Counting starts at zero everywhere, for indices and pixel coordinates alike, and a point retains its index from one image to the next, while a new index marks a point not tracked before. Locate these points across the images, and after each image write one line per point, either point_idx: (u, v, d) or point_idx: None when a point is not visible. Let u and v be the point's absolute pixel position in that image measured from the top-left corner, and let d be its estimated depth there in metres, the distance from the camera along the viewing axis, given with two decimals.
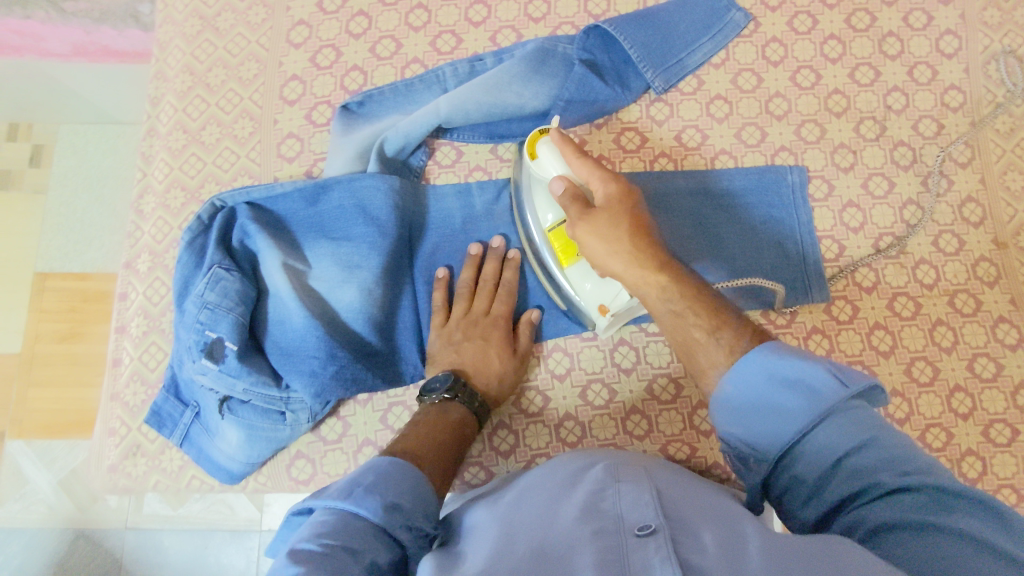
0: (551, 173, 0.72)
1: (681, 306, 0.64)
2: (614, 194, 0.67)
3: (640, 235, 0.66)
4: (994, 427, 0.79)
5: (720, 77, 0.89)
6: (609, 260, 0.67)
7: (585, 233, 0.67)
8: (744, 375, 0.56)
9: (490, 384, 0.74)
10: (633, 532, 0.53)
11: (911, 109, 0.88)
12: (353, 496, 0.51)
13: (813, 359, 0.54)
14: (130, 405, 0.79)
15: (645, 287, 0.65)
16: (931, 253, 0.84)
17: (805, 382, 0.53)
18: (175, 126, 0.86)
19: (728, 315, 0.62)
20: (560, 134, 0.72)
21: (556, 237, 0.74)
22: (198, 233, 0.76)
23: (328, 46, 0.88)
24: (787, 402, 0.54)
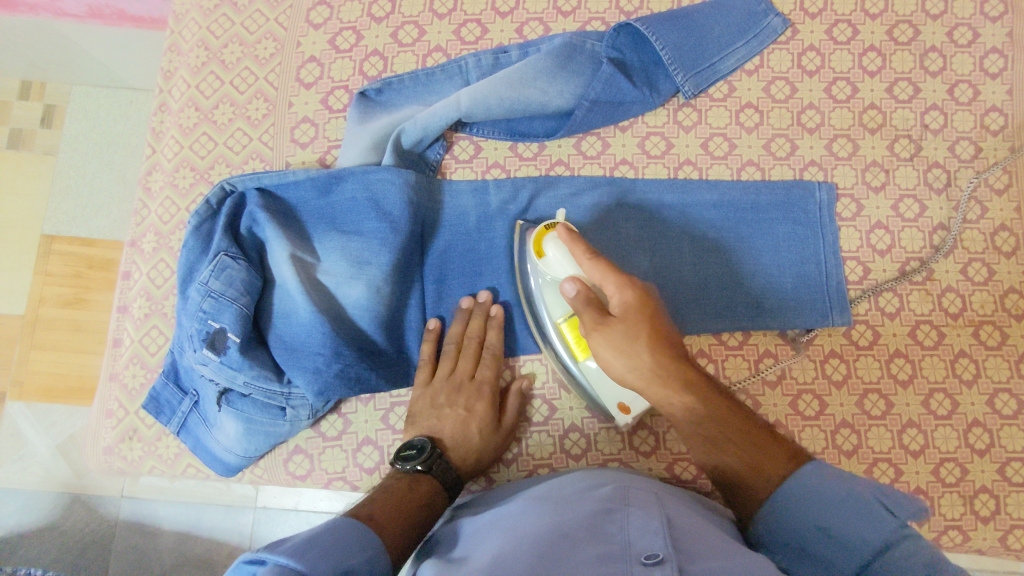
0: (562, 272, 0.69)
1: (718, 429, 0.60)
2: (631, 300, 0.61)
3: (666, 349, 0.59)
4: (1011, 466, 0.77)
5: (752, 84, 0.85)
6: (626, 375, 0.61)
7: (599, 344, 0.61)
8: (792, 504, 0.57)
9: (467, 459, 0.71)
10: (640, 561, 0.52)
11: (948, 129, 0.85)
12: (304, 559, 0.46)
13: (859, 486, 0.57)
14: (128, 387, 0.78)
15: (671, 408, 0.60)
16: (960, 281, 0.81)
17: (851, 508, 0.56)
18: (187, 103, 0.84)
19: (771, 441, 0.60)
20: (570, 233, 0.69)
21: (571, 328, 0.71)
22: (205, 217, 0.74)
23: (348, 29, 0.85)
24: (837, 527, 0.55)
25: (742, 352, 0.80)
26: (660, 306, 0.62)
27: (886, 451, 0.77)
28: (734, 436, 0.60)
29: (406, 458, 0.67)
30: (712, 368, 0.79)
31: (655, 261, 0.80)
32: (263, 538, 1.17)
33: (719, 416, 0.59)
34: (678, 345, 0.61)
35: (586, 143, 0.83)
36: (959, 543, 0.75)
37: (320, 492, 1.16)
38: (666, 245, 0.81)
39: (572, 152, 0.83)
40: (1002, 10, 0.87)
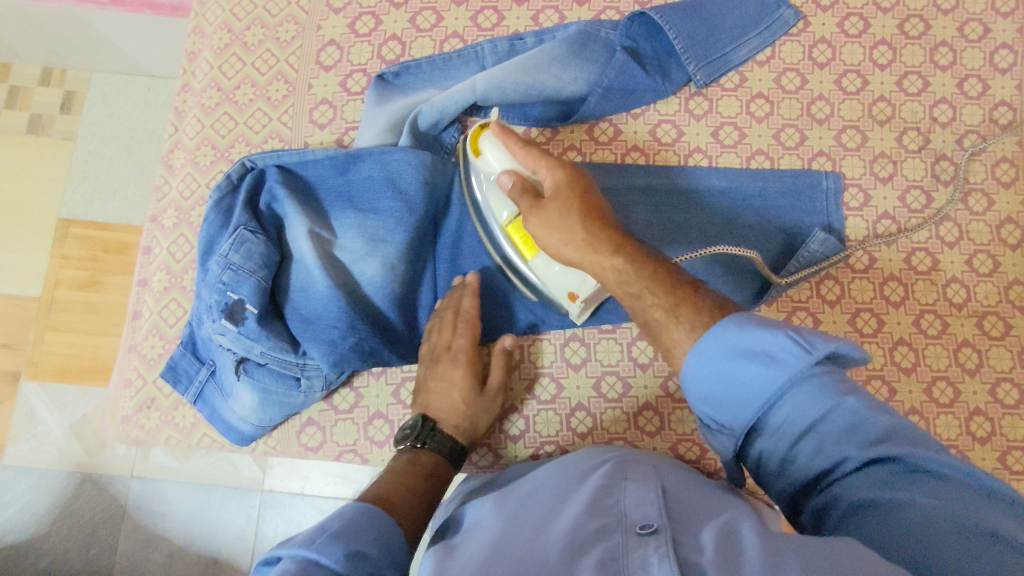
0: (497, 167, 0.72)
1: (639, 288, 0.60)
2: (561, 180, 0.67)
3: (591, 218, 0.65)
4: (1012, 454, 0.78)
5: (764, 75, 0.87)
6: (565, 249, 0.66)
7: (538, 225, 0.67)
8: (708, 354, 0.52)
9: (461, 426, 0.73)
10: (635, 531, 0.52)
11: (957, 123, 0.86)
12: (317, 545, 0.47)
13: (772, 325, 0.50)
14: (147, 357, 0.80)
15: (607, 276, 0.63)
16: (964, 272, 0.82)
17: (762, 351, 0.49)
18: (210, 84, 0.86)
19: (689, 293, 0.58)
20: (500, 127, 0.72)
21: (514, 228, 0.75)
22: (226, 192, 0.76)
23: (368, 14, 0.87)
24: (752, 382, 0.49)
25: None
26: (592, 186, 0.68)
27: None
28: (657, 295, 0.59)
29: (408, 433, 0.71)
30: None
31: (665, 245, 0.82)
32: (270, 520, 1.19)
33: (639, 277, 0.61)
34: (606, 217, 0.66)
35: (598, 129, 0.85)
36: None
37: (325, 476, 1.19)
38: (676, 230, 0.82)
39: (584, 138, 0.85)
40: (1013, 6, 0.88)
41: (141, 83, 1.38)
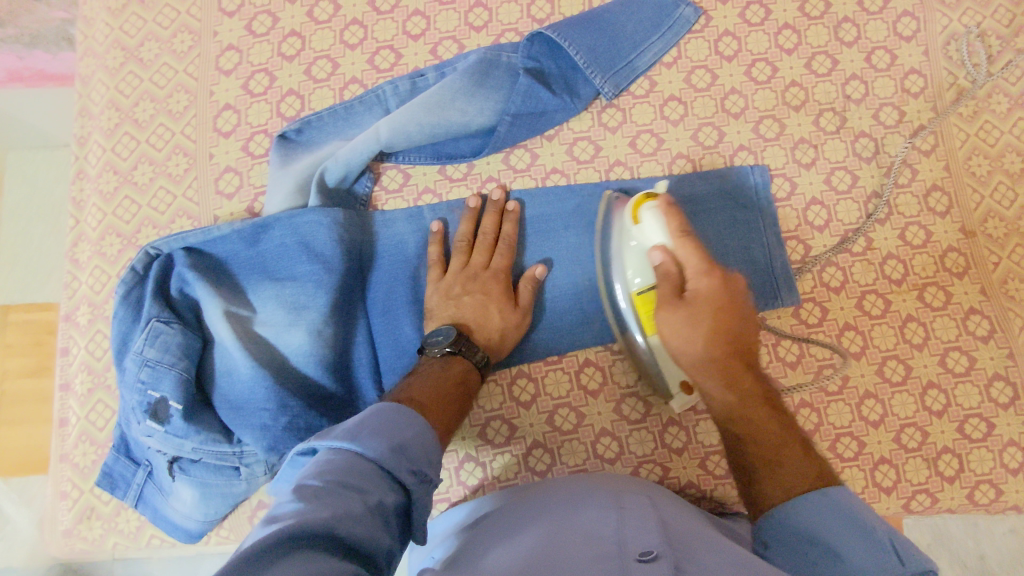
0: (651, 240, 0.69)
1: (744, 429, 0.63)
2: (706, 288, 0.65)
3: (717, 340, 0.65)
4: (969, 423, 0.78)
5: (672, 76, 0.85)
6: (680, 357, 0.66)
7: (664, 320, 0.66)
8: (808, 502, 0.56)
9: (491, 338, 0.73)
10: (636, 557, 0.50)
11: (870, 97, 0.85)
12: (358, 438, 0.52)
13: (877, 521, 0.53)
14: (80, 466, 0.76)
15: (714, 407, 0.65)
16: (899, 247, 0.82)
17: (859, 532, 0.53)
18: (105, 167, 0.82)
19: (799, 450, 0.60)
20: (668, 204, 0.68)
21: (643, 302, 0.71)
22: (133, 284, 0.72)
23: (260, 71, 0.83)
24: (840, 547, 0.52)
25: None
26: (742, 303, 0.67)
27: (847, 425, 0.78)
28: (767, 437, 0.61)
29: (433, 342, 0.70)
30: None
31: None
32: None
33: (749, 413, 0.63)
34: (741, 340, 0.66)
35: (515, 156, 0.83)
36: (927, 505, 0.77)
37: None
38: None
39: (501, 167, 0.82)
40: None
41: (63, 156, 1.28)
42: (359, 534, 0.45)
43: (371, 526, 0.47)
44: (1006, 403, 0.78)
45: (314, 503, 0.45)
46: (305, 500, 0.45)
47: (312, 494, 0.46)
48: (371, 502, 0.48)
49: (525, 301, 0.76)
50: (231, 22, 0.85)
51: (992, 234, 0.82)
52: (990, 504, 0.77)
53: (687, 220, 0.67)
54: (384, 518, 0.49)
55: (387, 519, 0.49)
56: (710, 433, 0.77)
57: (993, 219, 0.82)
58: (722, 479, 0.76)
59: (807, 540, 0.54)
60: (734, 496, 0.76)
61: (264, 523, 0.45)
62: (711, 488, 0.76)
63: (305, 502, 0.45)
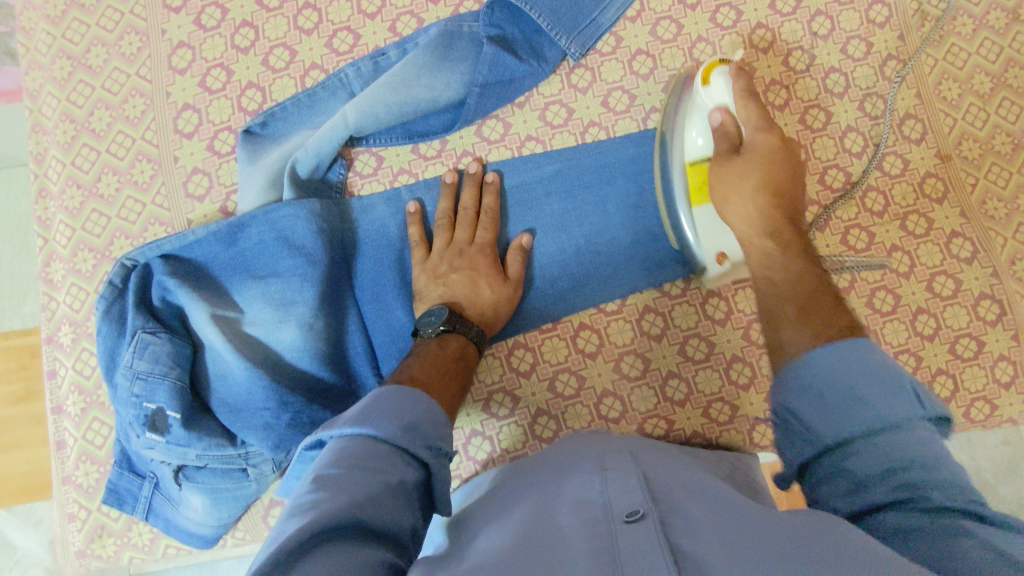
0: (713, 100, 0.70)
1: (783, 273, 0.63)
2: (765, 143, 0.67)
3: (770, 194, 0.66)
4: (960, 342, 0.79)
5: (638, 30, 0.83)
6: (730, 212, 0.68)
7: (720, 174, 0.68)
8: (829, 355, 0.52)
9: (484, 313, 0.73)
10: (623, 519, 0.51)
11: (837, 32, 0.84)
12: (367, 422, 0.51)
13: (896, 367, 0.50)
14: (84, 486, 0.75)
15: (753, 255, 0.66)
16: (878, 178, 0.82)
17: (880, 377, 0.50)
18: (68, 182, 0.79)
19: (829, 302, 0.58)
20: (740, 70, 0.70)
21: (693, 169, 0.72)
22: (113, 298, 0.71)
23: (216, 66, 0.81)
24: (858, 383, 0.50)
25: (687, 298, 0.79)
26: (795, 168, 0.68)
27: None
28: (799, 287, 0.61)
29: (428, 321, 0.70)
30: (661, 321, 0.79)
31: (585, 228, 0.79)
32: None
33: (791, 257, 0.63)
34: (790, 197, 0.67)
35: (487, 127, 0.81)
36: None
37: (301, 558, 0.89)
38: (592, 210, 0.80)
39: (475, 140, 0.81)
40: None
41: (23, 173, 1.24)
42: (382, 519, 0.45)
43: (393, 508, 0.46)
44: (994, 320, 0.79)
45: (331, 489, 0.45)
46: (323, 491, 0.45)
47: (329, 484, 0.46)
48: (392, 481, 0.48)
49: (514, 273, 0.76)
50: (179, 17, 0.81)
51: (967, 157, 0.82)
52: (986, 419, 0.79)
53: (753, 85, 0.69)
54: (406, 497, 0.48)
55: (409, 498, 0.48)
56: (710, 382, 0.78)
57: (967, 141, 0.83)
58: (726, 425, 0.77)
59: (825, 388, 0.51)
60: (740, 441, 0.77)
61: (287, 515, 0.45)
62: (716, 436, 0.77)
63: (322, 490, 0.45)
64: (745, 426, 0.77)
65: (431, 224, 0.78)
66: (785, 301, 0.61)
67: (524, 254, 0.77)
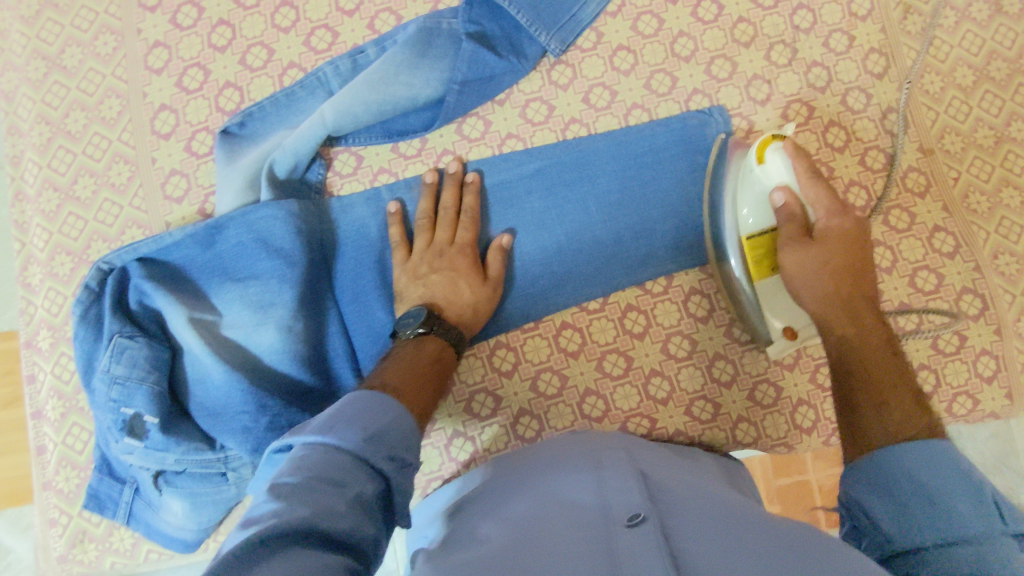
0: (773, 179, 0.69)
1: (859, 360, 0.62)
2: (837, 226, 0.66)
3: (843, 278, 0.66)
4: (942, 337, 0.79)
5: (619, 25, 0.83)
6: (804, 294, 0.67)
7: (790, 258, 0.67)
8: (904, 454, 0.52)
9: (464, 313, 0.72)
10: (622, 522, 0.50)
11: (819, 25, 0.84)
12: (333, 431, 0.51)
13: (979, 478, 0.49)
14: (65, 491, 0.74)
15: (828, 339, 0.65)
16: (860, 174, 0.82)
17: (957, 486, 0.49)
18: (44, 185, 0.78)
19: (910, 395, 0.57)
20: (796, 146, 0.69)
21: (753, 244, 0.71)
22: (90, 302, 0.70)
23: (193, 66, 0.80)
24: (931, 486, 0.49)
25: (668, 296, 0.79)
26: (868, 250, 0.67)
27: None
28: (875, 377, 0.60)
29: (405, 324, 0.69)
30: (644, 318, 0.79)
31: (566, 227, 0.79)
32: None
33: (867, 343, 0.62)
34: (863, 278, 0.66)
35: (467, 125, 0.81)
36: None
37: None
38: (573, 208, 0.79)
39: (455, 138, 0.81)
40: None
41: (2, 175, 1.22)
42: (342, 530, 0.45)
43: (353, 519, 0.46)
44: (976, 315, 0.79)
45: (290, 499, 0.44)
46: (283, 500, 0.45)
47: (290, 492, 0.45)
48: (350, 495, 0.47)
49: (494, 273, 0.75)
50: (154, 17, 0.80)
51: (950, 150, 0.82)
52: (968, 414, 0.79)
53: (814, 164, 0.68)
54: (367, 508, 0.48)
55: (370, 510, 0.48)
56: (693, 379, 0.78)
57: (949, 134, 0.82)
58: (709, 422, 0.77)
59: (900, 484, 0.51)
60: (722, 438, 0.78)
61: (241, 526, 0.44)
62: (698, 433, 0.77)
63: (281, 500, 0.44)
64: (727, 424, 0.77)
65: (411, 225, 0.78)
66: (861, 392, 0.59)
67: (504, 254, 0.76)
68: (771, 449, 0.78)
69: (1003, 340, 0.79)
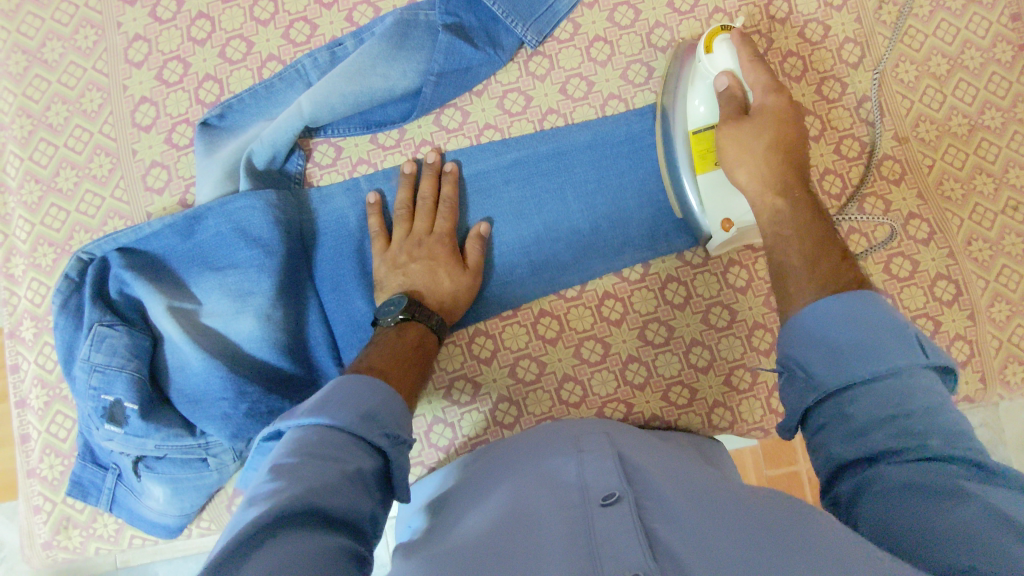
0: (718, 66, 0.71)
1: (793, 227, 0.64)
2: (772, 105, 0.69)
3: (779, 153, 0.68)
4: (917, 323, 0.80)
5: (595, 16, 0.84)
6: (739, 169, 0.68)
7: (728, 133, 0.69)
8: (834, 305, 0.53)
9: (443, 301, 0.73)
10: (599, 502, 0.50)
11: (794, 16, 0.84)
12: (325, 412, 0.51)
13: (903, 321, 0.50)
14: (49, 479, 0.76)
15: (761, 210, 0.68)
16: (835, 161, 0.83)
17: (882, 329, 0.50)
18: (26, 177, 0.80)
19: (834, 257, 0.61)
20: (742, 37, 0.71)
21: (696, 130, 0.72)
22: (70, 292, 0.71)
23: (173, 59, 0.81)
24: (859, 331, 0.50)
25: (646, 283, 0.80)
26: (800, 130, 0.70)
27: None
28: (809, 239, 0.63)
29: (387, 311, 0.70)
30: (621, 306, 0.80)
31: (544, 216, 0.80)
32: None
33: (801, 211, 0.65)
34: (795, 156, 0.69)
35: (446, 116, 0.82)
36: None
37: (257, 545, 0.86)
38: (551, 198, 0.80)
39: (433, 129, 0.81)
40: None
41: None
42: (342, 506, 0.44)
43: (352, 495, 0.45)
44: (949, 300, 0.80)
45: (289, 477, 0.44)
46: (282, 479, 0.44)
47: (291, 470, 0.45)
48: (348, 470, 0.47)
49: (473, 261, 0.76)
50: (134, 10, 0.81)
51: (924, 138, 0.83)
52: None
53: (757, 53, 0.71)
54: (366, 485, 0.48)
55: (369, 487, 0.48)
56: (669, 365, 0.79)
57: (923, 123, 0.83)
58: (685, 408, 0.78)
59: (831, 331, 0.52)
60: (698, 423, 0.78)
61: (242, 508, 0.43)
62: (675, 418, 0.78)
63: (280, 479, 0.44)
64: (704, 408, 0.78)
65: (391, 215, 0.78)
66: (792, 257, 0.63)
67: (482, 243, 0.77)
68: (747, 433, 0.79)
69: (976, 326, 0.80)
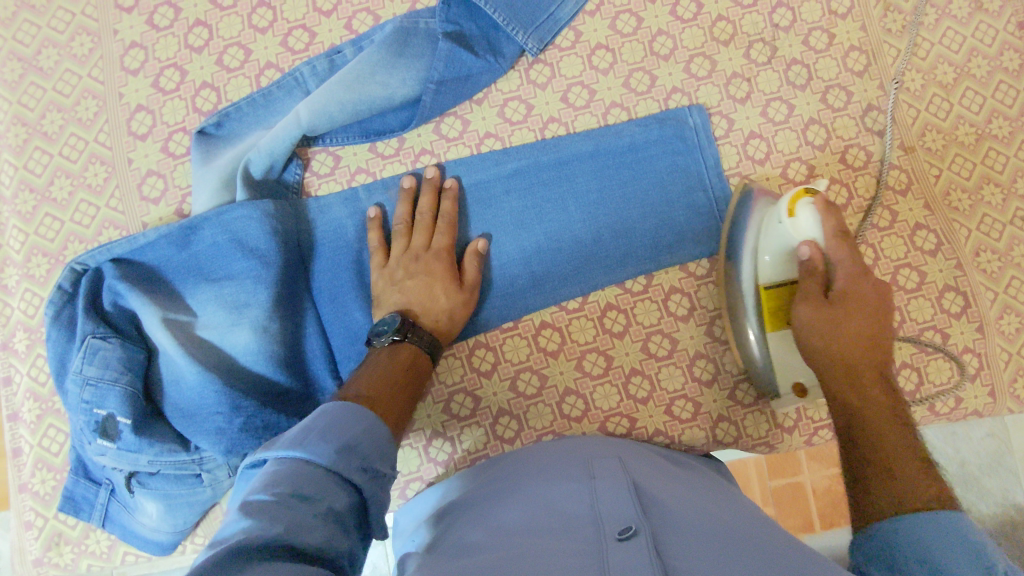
0: (798, 237, 0.67)
1: (869, 435, 0.59)
2: (857, 290, 0.65)
3: (859, 342, 0.64)
4: (925, 336, 0.79)
5: (597, 24, 0.83)
6: (813, 351, 0.66)
7: (805, 314, 0.66)
8: (916, 529, 0.50)
9: (438, 320, 0.72)
10: (614, 536, 0.50)
11: (799, 23, 0.83)
12: (303, 444, 0.49)
13: (989, 551, 0.46)
14: (41, 494, 0.74)
15: (835, 405, 0.64)
16: (841, 171, 0.81)
17: (960, 554, 0.46)
18: (20, 186, 0.78)
19: (917, 471, 0.55)
20: (829, 203, 0.66)
21: (769, 295, 0.70)
22: (63, 303, 0.70)
23: (170, 67, 0.80)
24: (935, 556, 0.47)
25: (649, 295, 0.78)
26: (887, 315, 0.66)
27: None
28: (881, 442, 0.58)
29: (378, 333, 0.69)
30: (624, 318, 0.78)
31: (545, 227, 0.79)
32: None
33: (873, 408, 0.61)
34: (878, 344, 0.65)
35: (445, 124, 0.81)
36: None
37: None
38: (552, 208, 0.79)
39: (433, 138, 0.81)
40: None
41: None
42: (314, 545, 0.43)
43: (325, 534, 0.44)
44: (958, 313, 0.79)
45: (260, 517, 0.43)
46: (253, 517, 0.43)
47: (259, 509, 0.43)
48: (322, 510, 0.45)
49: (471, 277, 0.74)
50: (131, 17, 0.80)
51: (931, 148, 0.82)
52: (951, 413, 0.79)
53: (843, 224, 0.65)
54: (340, 523, 0.46)
55: (343, 525, 0.47)
56: (673, 379, 0.77)
57: (930, 132, 0.82)
58: (689, 422, 0.77)
59: (907, 553, 0.48)
60: (703, 438, 0.77)
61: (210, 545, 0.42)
62: (679, 433, 0.77)
63: (251, 519, 0.43)
64: (708, 423, 0.77)
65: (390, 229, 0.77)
66: (864, 465, 0.58)
67: (481, 258, 0.76)
68: (752, 448, 0.78)
69: (985, 338, 0.79)
